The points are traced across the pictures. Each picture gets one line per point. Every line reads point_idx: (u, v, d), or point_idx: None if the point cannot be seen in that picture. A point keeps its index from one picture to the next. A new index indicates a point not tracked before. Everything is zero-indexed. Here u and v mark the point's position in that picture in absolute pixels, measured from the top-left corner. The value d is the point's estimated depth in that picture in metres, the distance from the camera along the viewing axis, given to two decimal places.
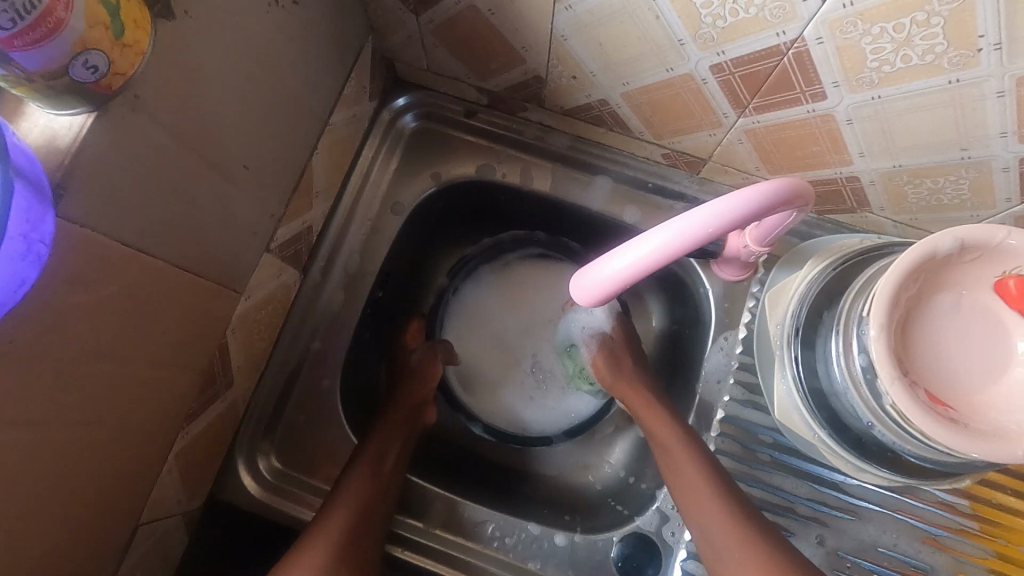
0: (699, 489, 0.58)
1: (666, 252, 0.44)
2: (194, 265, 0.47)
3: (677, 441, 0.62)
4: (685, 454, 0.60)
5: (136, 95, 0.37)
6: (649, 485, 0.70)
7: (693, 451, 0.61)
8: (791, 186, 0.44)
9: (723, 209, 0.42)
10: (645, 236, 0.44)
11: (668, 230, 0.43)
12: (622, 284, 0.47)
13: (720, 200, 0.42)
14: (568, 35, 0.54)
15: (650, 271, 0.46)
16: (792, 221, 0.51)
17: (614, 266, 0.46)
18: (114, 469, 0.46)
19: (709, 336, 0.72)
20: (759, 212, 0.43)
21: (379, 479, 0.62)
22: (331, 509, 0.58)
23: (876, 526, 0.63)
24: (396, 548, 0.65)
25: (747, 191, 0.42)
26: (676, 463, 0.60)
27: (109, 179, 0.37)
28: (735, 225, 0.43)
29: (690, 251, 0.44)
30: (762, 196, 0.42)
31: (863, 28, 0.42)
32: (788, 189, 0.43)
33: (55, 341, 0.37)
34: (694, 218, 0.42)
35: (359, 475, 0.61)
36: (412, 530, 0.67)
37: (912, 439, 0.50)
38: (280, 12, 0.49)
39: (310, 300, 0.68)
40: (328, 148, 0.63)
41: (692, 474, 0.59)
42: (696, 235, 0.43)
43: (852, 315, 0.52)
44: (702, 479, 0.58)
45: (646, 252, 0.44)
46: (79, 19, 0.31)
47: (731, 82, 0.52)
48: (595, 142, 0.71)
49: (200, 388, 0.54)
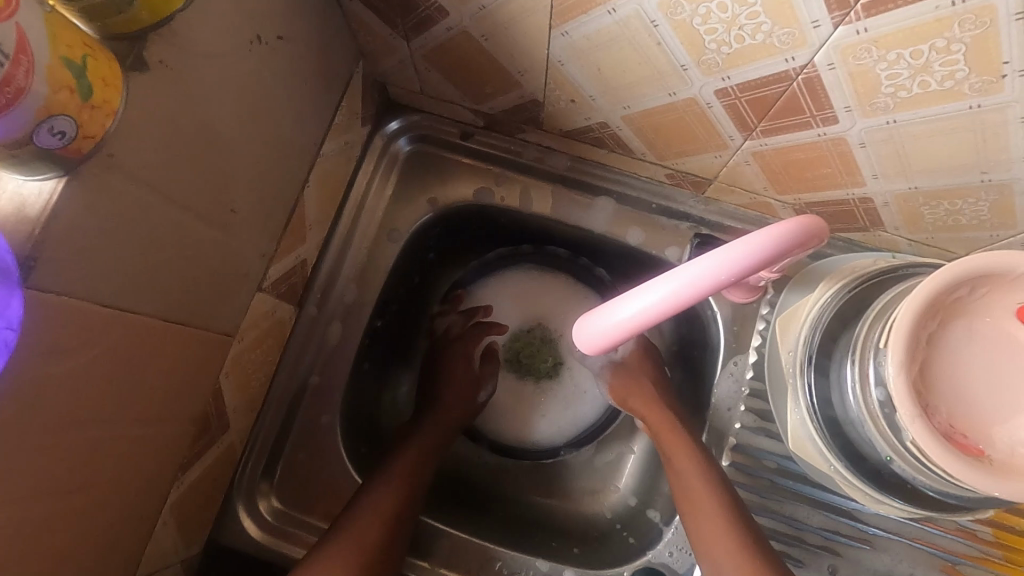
0: (707, 504, 0.57)
1: (643, 322, 0.42)
2: (182, 317, 0.45)
3: (702, 469, 0.60)
4: (693, 466, 0.60)
5: (110, 153, 0.35)
6: (636, 500, 0.72)
7: (721, 487, 0.59)
8: (780, 236, 0.38)
9: (693, 279, 0.39)
10: (619, 300, 0.43)
11: (637, 298, 0.42)
12: (604, 349, 0.46)
13: (690, 265, 0.40)
14: (565, 59, 0.52)
15: (630, 337, 0.44)
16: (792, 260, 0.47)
17: (593, 332, 0.45)
18: (108, 531, 0.45)
19: (718, 360, 0.69)
20: (738, 276, 0.39)
21: (381, 546, 0.57)
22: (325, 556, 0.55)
23: (890, 555, 0.62)
24: None
25: (722, 254, 0.39)
26: (688, 479, 0.59)
27: (85, 243, 0.35)
28: (710, 295, 0.40)
29: (667, 318, 0.42)
30: (740, 259, 0.38)
31: (878, 54, 0.40)
32: (774, 242, 0.38)
33: (37, 416, 0.35)
34: (662, 288, 0.40)
35: (355, 530, 0.57)
36: None
37: (934, 475, 0.48)
38: (263, 49, 0.47)
39: (306, 335, 0.67)
40: (319, 181, 0.61)
41: (699, 491, 0.58)
42: (663, 307, 0.41)
43: (868, 343, 0.51)
44: (707, 492, 0.58)
45: (617, 322, 0.43)
46: (42, 82, 0.29)
47: (737, 106, 0.50)
48: (595, 161, 0.69)
49: (193, 438, 0.52)
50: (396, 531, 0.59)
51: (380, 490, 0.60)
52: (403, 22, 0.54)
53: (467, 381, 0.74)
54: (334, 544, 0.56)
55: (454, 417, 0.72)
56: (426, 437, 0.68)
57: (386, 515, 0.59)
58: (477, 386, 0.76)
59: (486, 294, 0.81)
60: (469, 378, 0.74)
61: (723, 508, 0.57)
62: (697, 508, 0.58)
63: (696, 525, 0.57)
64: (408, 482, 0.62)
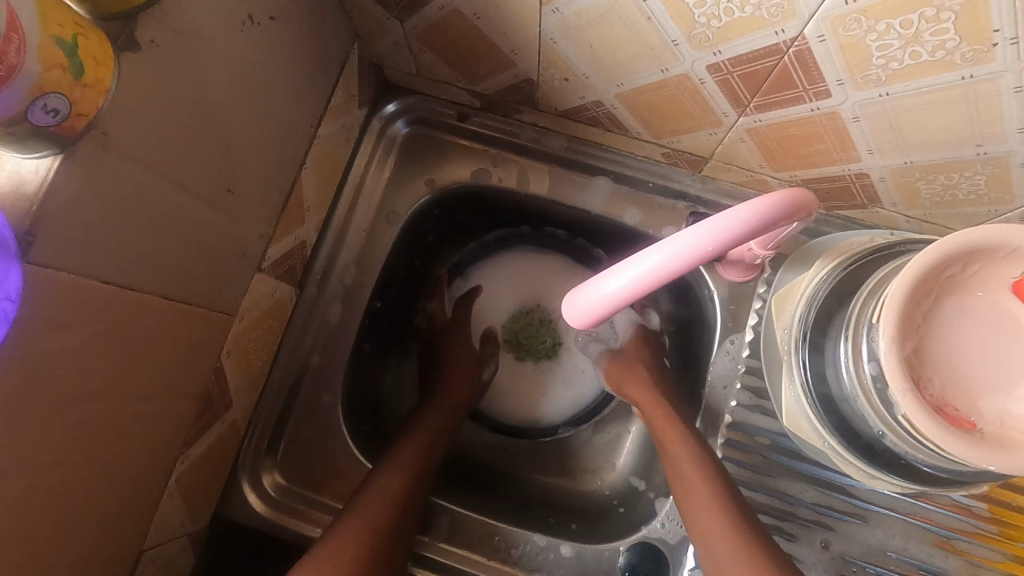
0: (698, 487, 0.58)
1: (628, 295, 0.43)
2: (181, 294, 0.47)
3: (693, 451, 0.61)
4: (683, 451, 0.61)
5: (105, 132, 0.36)
6: (619, 470, 0.76)
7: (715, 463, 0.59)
8: (765, 209, 0.38)
9: (677, 252, 0.39)
10: (606, 274, 0.43)
11: (622, 272, 0.42)
12: (591, 324, 0.47)
13: (675, 238, 0.40)
14: (557, 37, 0.52)
15: (616, 311, 0.45)
16: (786, 231, 0.46)
17: (580, 307, 0.45)
18: (114, 501, 0.46)
19: (715, 339, 0.69)
20: (722, 248, 0.39)
21: (393, 518, 0.59)
22: (342, 526, 0.57)
23: (884, 530, 0.62)
24: (415, 568, 0.64)
25: (707, 227, 0.39)
26: (681, 465, 0.60)
27: (81, 220, 0.36)
28: (694, 268, 0.40)
29: (652, 292, 0.42)
30: (724, 232, 0.39)
31: (868, 25, 0.39)
32: (760, 215, 0.38)
33: (39, 389, 0.36)
34: (647, 261, 0.40)
35: (369, 502, 0.59)
36: (445, 554, 0.65)
37: (925, 449, 0.48)
38: (255, 30, 0.47)
39: (307, 316, 0.68)
40: (316, 163, 0.62)
41: (689, 473, 0.59)
42: (648, 281, 0.41)
43: (862, 319, 0.51)
44: (698, 474, 0.59)
45: (603, 296, 0.43)
46: (34, 61, 0.30)
47: (730, 81, 0.50)
48: (593, 141, 0.68)
49: (197, 414, 0.54)
50: (407, 505, 0.61)
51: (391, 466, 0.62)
52: (396, 3, 0.54)
53: (467, 358, 0.76)
54: (337, 522, 0.57)
55: (459, 396, 0.73)
56: (435, 417, 0.69)
57: (396, 490, 0.60)
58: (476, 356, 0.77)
59: (484, 279, 0.82)
60: (467, 355, 0.76)
61: (716, 482, 0.58)
62: (689, 484, 0.59)
63: (689, 498, 0.58)
64: (421, 459, 0.64)
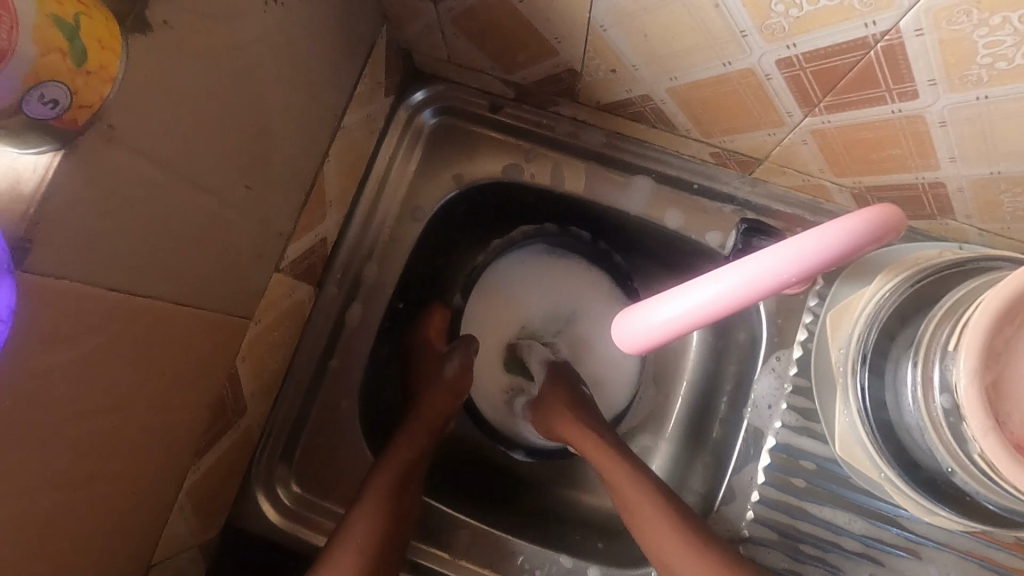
0: (666, 540, 0.55)
1: (690, 323, 0.38)
2: (195, 298, 0.43)
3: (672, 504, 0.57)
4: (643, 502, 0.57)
5: (111, 125, 0.32)
6: None
7: None
8: (855, 232, 0.34)
9: (751, 278, 0.35)
10: (665, 297, 0.39)
11: (685, 297, 0.38)
12: (643, 350, 0.43)
13: (749, 262, 0.35)
14: (608, 24, 0.47)
15: (673, 339, 0.40)
16: None
17: (633, 331, 0.41)
18: (121, 517, 0.43)
19: (760, 356, 0.65)
20: (803, 275, 0.35)
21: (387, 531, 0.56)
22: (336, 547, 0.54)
23: (937, 567, 0.58)
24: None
25: (787, 251, 0.34)
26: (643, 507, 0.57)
27: (85, 223, 0.32)
28: (768, 296, 0.36)
29: (717, 321, 0.38)
30: (806, 258, 0.34)
31: (979, 18, 0.34)
32: (849, 239, 0.34)
33: (35, 407, 0.33)
34: (715, 287, 0.36)
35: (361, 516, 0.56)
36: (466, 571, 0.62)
37: (1003, 492, 0.44)
38: (278, 10, 0.43)
39: (327, 316, 0.64)
40: (339, 155, 0.58)
41: (657, 524, 0.56)
42: (714, 309, 0.37)
43: (935, 344, 0.46)
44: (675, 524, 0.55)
45: (661, 321, 0.39)
46: (29, 43, 0.26)
47: (801, 78, 0.45)
48: (634, 138, 0.64)
49: (209, 423, 0.50)
50: (399, 517, 0.58)
51: (380, 474, 0.58)
52: None
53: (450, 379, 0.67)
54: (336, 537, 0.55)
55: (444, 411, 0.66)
56: (430, 422, 0.64)
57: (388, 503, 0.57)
58: (441, 356, 0.68)
59: (496, 283, 0.74)
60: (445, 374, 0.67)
61: None
62: (668, 514, 0.56)
63: None
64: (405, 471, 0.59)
